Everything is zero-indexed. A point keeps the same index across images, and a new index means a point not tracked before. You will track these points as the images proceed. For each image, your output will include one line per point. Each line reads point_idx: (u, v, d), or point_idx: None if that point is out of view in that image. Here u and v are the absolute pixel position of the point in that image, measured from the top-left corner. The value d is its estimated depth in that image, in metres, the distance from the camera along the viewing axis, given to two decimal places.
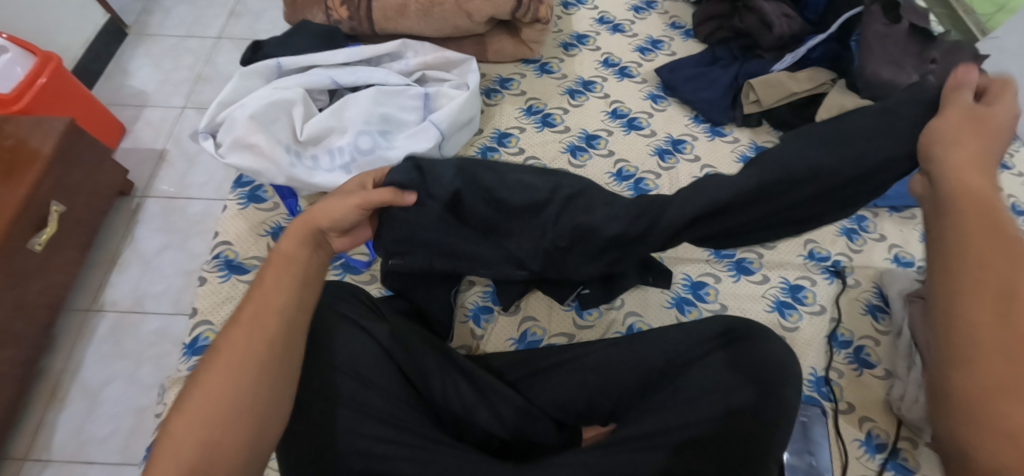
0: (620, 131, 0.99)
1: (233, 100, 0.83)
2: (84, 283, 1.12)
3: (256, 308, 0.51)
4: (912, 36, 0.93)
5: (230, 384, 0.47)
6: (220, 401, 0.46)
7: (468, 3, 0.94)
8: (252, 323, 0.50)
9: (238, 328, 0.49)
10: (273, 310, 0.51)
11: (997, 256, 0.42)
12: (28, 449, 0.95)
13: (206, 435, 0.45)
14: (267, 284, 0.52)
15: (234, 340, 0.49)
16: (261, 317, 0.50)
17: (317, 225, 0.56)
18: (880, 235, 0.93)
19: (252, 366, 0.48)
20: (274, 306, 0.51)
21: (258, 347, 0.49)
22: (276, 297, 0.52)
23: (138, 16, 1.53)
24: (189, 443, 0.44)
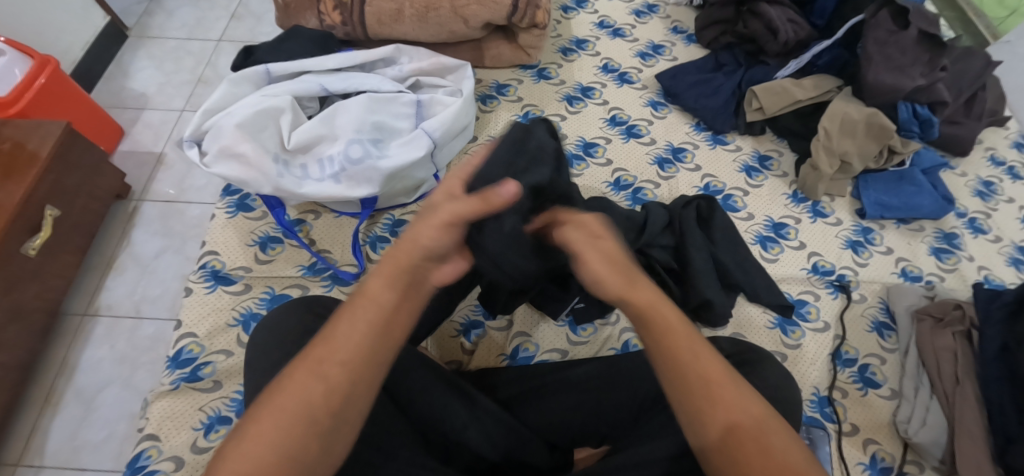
0: (619, 138, 0.97)
1: (220, 107, 0.81)
2: (79, 286, 1.11)
3: (334, 348, 0.46)
4: (920, 42, 0.91)
5: (285, 429, 0.43)
6: (309, 408, 0.44)
7: (465, 7, 0.92)
8: (322, 368, 0.45)
9: (302, 368, 0.45)
10: (342, 358, 0.45)
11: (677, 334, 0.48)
12: (21, 455, 0.94)
13: (290, 440, 0.42)
14: (352, 320, 0.47)
15: (299, 384, 0.44)
16: (330, 360, 0.45)
17: (421, 255, 0.49)
18: (887, 248, 0.90)
19: (307, 413, 0.43)
20: (351, 351, 0.46)
21: (317, 396, 0.44)
22: (352, 340, 0.46)
23: (138, 18, 1.52)
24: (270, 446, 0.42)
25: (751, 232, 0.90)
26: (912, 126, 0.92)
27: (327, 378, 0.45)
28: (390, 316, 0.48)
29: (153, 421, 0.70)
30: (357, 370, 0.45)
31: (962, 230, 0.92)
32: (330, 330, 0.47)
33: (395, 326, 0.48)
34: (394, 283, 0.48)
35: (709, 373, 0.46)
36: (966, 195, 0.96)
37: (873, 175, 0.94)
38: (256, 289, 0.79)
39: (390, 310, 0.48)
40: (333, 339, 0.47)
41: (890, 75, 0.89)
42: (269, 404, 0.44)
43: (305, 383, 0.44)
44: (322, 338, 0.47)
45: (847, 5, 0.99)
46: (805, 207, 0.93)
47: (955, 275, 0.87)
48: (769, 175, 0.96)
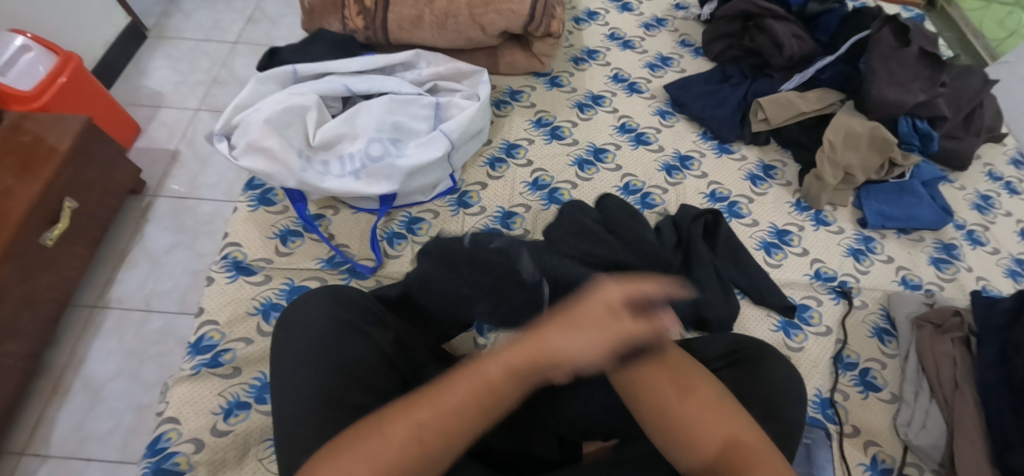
0: (628, 145, 1.00)
1: (248, 104, 0.84)
2: (92, 278, 1.13)
3: (432, 407, 0.47)
4: (921, 59, 0.95)
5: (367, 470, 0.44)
6: (407, 459, 0.44)
7: (482, 16, 0.96)
8: (416, 423, 0.46)
9: (402, 414, 0.46)
10: (433, 413, 0.46)
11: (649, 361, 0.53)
12: (28, 443, 0.96)
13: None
14: (464, 385, 0.48)
15: (390, 433, 0.45)
16: (425, 415, 0.46)
17: (553, 345, 0.48)
18: (888, 257, 0.93)
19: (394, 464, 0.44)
20: (449, 414, 0.46)
21: (406, 454, 0.45)
22: (451, 400, 0.47)
23: (158, 19, 1.56)
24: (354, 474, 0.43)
25: (755, 238, 0.92)
26: (913, 140, 0.96)
27: (422, 440, 0.45)
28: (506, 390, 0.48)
29: (173, 404, 0.72)
30: (449, 429, 0.46)
31: (961, 242, 0.95)
32: (430, 390, 0.48)
33: (503, 397, 0.48)
34: (522, 359, 0.48)
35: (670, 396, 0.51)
36: (965, 208, 0.99)
37: (875, 186, 0.97)
38: (275, 281, 0.82)
39: (513, 379, 0.48)
40: (430, 400, 0.47)
41: (891, 91, 0.93)
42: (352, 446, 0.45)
43: (393, 432, 0.45)
44: (418, 395, 0.48)
45: (850, 23, 1.03)
46: (809, 215, 0.96)
47: (954, 284, 0.90)
48: (773, 184, 0.99)
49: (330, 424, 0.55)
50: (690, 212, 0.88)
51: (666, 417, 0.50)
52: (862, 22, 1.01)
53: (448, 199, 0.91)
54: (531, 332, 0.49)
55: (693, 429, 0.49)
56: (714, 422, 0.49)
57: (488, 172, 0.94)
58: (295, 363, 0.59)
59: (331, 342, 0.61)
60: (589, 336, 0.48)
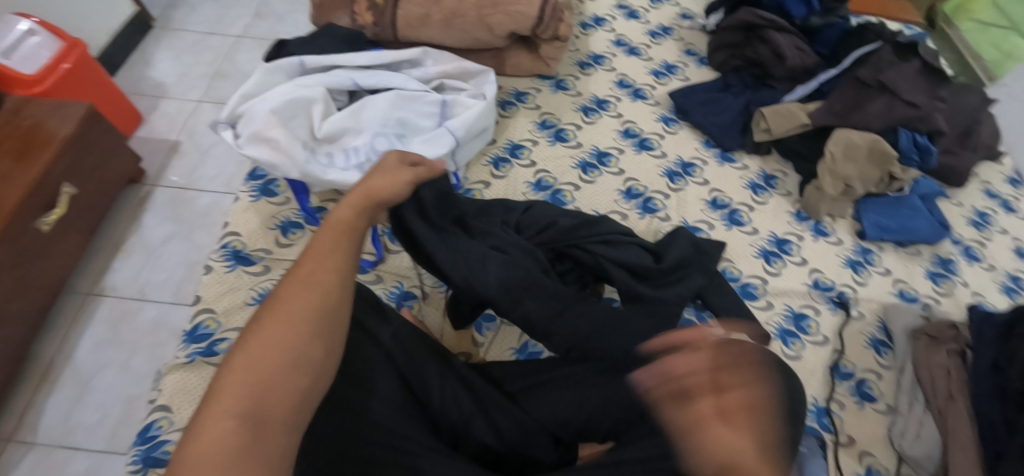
0: (631, 150, 1.00)
1: (255, 94, 0.84)
2: (87, 267, 1.12)
3: (302, 295, 0.47)
4: (923, 75, 0.95)
5: (288, 328, 0.46)
6: (311, 302, 0.47)
7: (490, 17, 0.96)
8: (290, 311, 0.46)
9: (293, 279, 0.48)
10: (314, 276, 0.49)
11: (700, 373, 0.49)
12: (14, 430, 0.94)
13: (297, 319, 0.46)
14: (313, 260, 0.50)
15: (268, 330, 0.45)
16: (293, 312, 0.46)
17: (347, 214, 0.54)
18: (885, 269, 0.93)
19: (280, 367, 0.44)
20: (311, 298, 0.47)
21: (305, 322, 0.46)
22: (314, 275, 0.49)
23: (164, 11, 1.56)
24: (281, 321, 0.46)
25: (755, 246, 0.93)
26: (912, 154, 0.95)
27: (303, 318, 0.46)
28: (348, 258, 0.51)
29: (165, 393, 0.72)
30: (318, 315, 0.47)
31: (957, 257, 0.96)
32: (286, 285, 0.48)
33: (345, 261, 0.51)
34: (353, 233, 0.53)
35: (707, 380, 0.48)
36: (963, 224, 1.00)
37: (874, 199, 0.97)
38: (274, 271, 0.81)
39: (351, 256, 0.52)
40: (289, 292, 0.48)
41: (891, 102, 0.95)
42: (232, 373, 0.43)
43: (272, 327, 0.46)
44: (280, 291, 0.48)
45: (853, 38, 1.04)
46: (808, 225, 0.96)
47: (950, 299, 0.90)
48: (774, 193, 0.99)
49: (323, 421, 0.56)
50: (690, 240, 0.85)
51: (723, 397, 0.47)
52: (864, 37, 1.03)
53: None
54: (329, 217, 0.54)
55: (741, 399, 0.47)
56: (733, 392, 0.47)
57: (491, 172, 0.94)
58: None
59: None
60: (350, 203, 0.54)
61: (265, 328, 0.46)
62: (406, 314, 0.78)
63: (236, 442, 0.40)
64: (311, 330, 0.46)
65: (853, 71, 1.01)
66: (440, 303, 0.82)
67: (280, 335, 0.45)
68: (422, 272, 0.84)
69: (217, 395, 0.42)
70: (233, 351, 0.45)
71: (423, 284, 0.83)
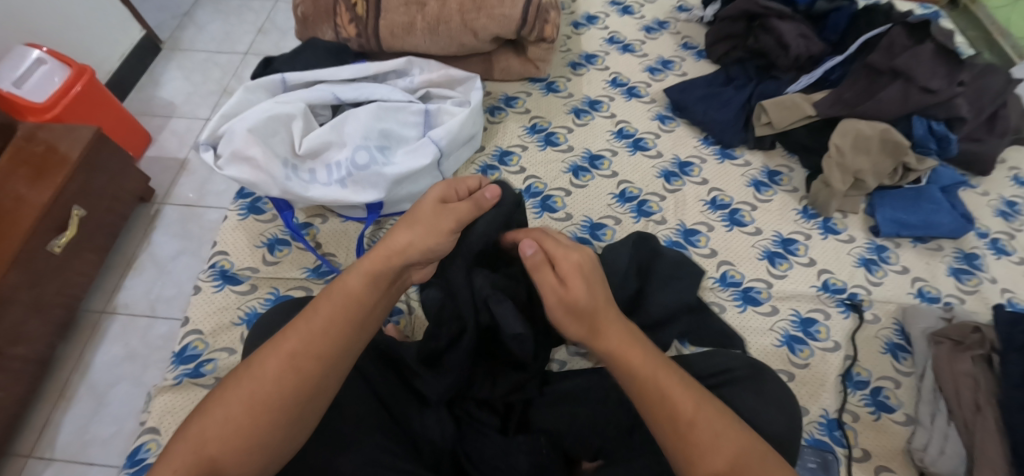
0: (625, 151, 0.97)
1: (236, 113, 0.84)
2: (101, 284, 1.15)
3: (279, 375, 0.48)
4: (939, 57, 0.89)
5: (253, 406, 0.47)
6: (284, 386, 0.48)
7: (474, 21, 0.94)
8: (262, 390, 0.47)
9: (274, 353, 0.49)
10: (292, 359, 0.49)
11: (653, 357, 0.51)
12: (33, 447, 0.97)
13: (266, 400, 0.47)
14: (300, 338, 0.50)
15: (236, 400, 0.47)
16: (265, 394, 0.47)
17: (353, 285, 0.53)
18: (902, 267, 0.87)
19: (240, 445, 0.46)
20: (285, 383, 0.48)
21: (279, 397, 0.47)
22: (292, 354, 0.49)
23: (171, 32, 1.59)
24: (248, 394, 0.47)
25: (759, 247, 0.88)
26: (929, 143, 0.89)
27: (270, 400, 0.47)
28: (338, 344, 0.50)
29: (155, 414, 0.72)
30: (286, 399, 0.47)
31: (984, 251, 0.89)
32: (269, 353, 0.49)
33: (337, 347, 0.50)
34: (356, 316, 0.52)
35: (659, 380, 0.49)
36: (989, 214, 0.93)
37: (888, 192, 0.91)
38: (261, 290, 0.81)
39: (341, 332, 0.51)
40: (265, 363, 0.49)
41: (906, 88, 0.88)
42: (192, 432, 0.46)
43: (240, 399, 0.47)
44: (262, 357, 0.49)
45: (860, 22, 0.99)
46: (817, 223, 0.91)
47: (976, 297, 0.84)
48: (779, 190, 0.94)
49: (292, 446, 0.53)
50: (687, 299, 0.77)
51: (675, 416, 0.47)
52: (874, 19, 0.97)
53: None
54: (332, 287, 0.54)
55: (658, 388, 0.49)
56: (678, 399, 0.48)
57: None
58: None
59: None
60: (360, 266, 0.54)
61: (236, 392, 0.48)
62: (391, 331, 0.76)
63: None
64: (281, 415, 0.47)
65: (862, 57, 0.95)
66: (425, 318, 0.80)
67: (249, 410, 0.47)
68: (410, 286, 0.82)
69: (169, 455, 0.45)
70: (209, 405, 0.48)
71: (410, 298, 0.82)
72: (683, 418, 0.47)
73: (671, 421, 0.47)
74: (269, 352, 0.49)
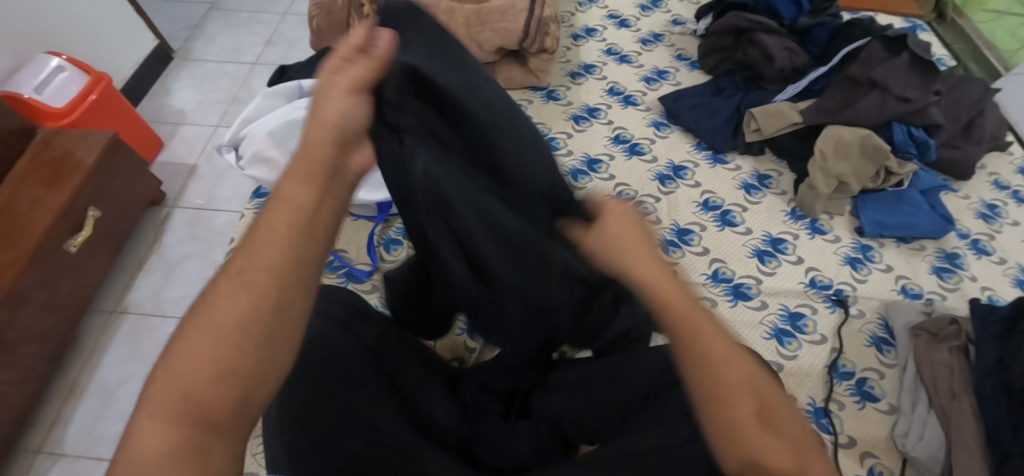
0: (622, 156, 1.02)
1: (256, 117, 0.89)
2: (111, 284, 1.19)
3: (241, 293, 0.38)
4: (915, 67, 0.95)
5: (228, 328, 0.37)
6: (258, 303, 0.38)
7: (479, 34, 1.00)
8: (234, 313, 0.38)
9: (228, 277, 0.39)
10: (264, 272, 0.39)
11: (703, 319, 0.40)
12: (42, 442, 1.00)
13: (241, 323, 0.37)
14: (258, 249, 0.40)
15: (204, 332, 0.37)
16: (235, 313, 0.38)
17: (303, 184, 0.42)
18: (887, 266, 0.91)
19: (218, 375, 0.36)
20: (257, 293, 0.38)
21: (248, 310, 0.38)
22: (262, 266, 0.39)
23: (182, 42, 1.66)
24: (221, 320, 0.37)
25: (749, 246, 0.93)
26: (909, 148, 0.94)
27: (252, 318, 0.38)
28: (297, 255, 0.40)
29: None
30: (249, 327, 0.38)
31: (964, 251, 0.93)
32: (224, 279, 0.39)
33: (311, 252, 0.41)
34: (304, 218, 0.41)
35: (700, 322, 0.40)
36: (969, 217, 0.98)
37: (872, 195, 0.96)
38: None
39: (309, 232, 0.41)
40: (223, 288, 0.39)
41: (883, 97, 0.94)
42: (163, 383, 0.36)
43: (205, 334, 0.37)
44: (218, 282, 0.39)
45: (842, 36, 1.05)
46: (804, 224, 0.95)
47: (957, 294, 0.88)
48: (768, 193, 0.99)
49: (308, 415, 0.55)
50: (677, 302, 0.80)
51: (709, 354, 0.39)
52: (852, 34, 1.03)
53: None
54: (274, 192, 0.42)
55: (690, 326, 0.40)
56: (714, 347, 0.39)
57: None
58: None
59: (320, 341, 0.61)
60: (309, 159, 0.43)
61: (197, 329, 0.37)
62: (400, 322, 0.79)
63: (169, 461, 0.33)
64: (257, 332, 0.38)
65: (843, 69, 1.01)
66: None
67: (224, 335, 0.37)
68: None
69: (146, 417, 0.35)
70: (165, 356, 0.37)
71: None
72: (712, 359, 0.39)
73: (698, 352, 0.39)
74: (224, 278, 0.39)
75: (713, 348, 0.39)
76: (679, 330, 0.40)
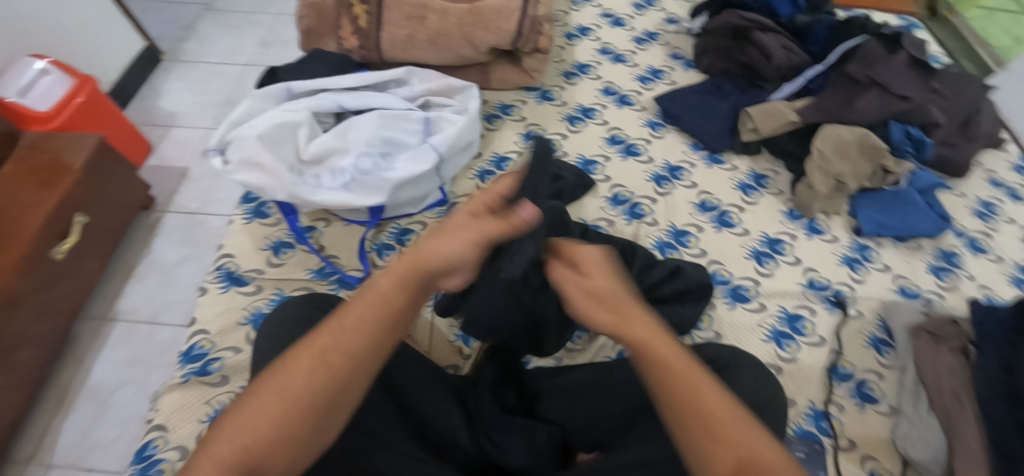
0: (618, 157, 1.01)
1: (244, 121, 0.88)
2: (102, 290, 1.17)
3: (312, 372, 0.46)
4: (912, 66, 0.94)
5: (290, 402, 0.46)
6: (324, 388, 0.46)
7: (472, 33, 0.99)
8: (305, 389, 0.46)
9: (307, 352, 0.47)
10: (336, 360, 0.47)
11: (700, 385, 0.46)
12: (32, 452, 0.98)
13: (308, 399, 0.46)
14: (330, 334, 0.48)
15: (267, 406, 0.45)
16: (298, 389, 0.46)
17: (393, 290, 0.49)
18: (884, 266, 0.91)
19: (269, 436, 0.45)
20: (323, 376, 0.46)
21: (314, 386, 0.46)
22: (344, 352, 0.47)
23: (171, 43, 1.63)
24: (294, 392, 0.46)
25: (746, 247, 0.91)
26: (906, 147, 0.93)
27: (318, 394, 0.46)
28: (376, 341, 0.49)
29: (163, 412, 0.73)
30: (314, 401, 0.46)
31: (961, 250, 0.92)
32: (299, 354, 0.47)
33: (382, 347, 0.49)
34: (383, 313, 0.49)
35: (692, 383, 0.46)
36: (966, 215, 0.97)
37: (870, 194, 0.95)
38: (267, 291, 0.84)
39: (385, 328, 0.49)
40: (298, 365, 0.47)
41: (883, 96, 0.94)
42: (219, 434, 0.45)
43: (268, 402, 0.46)
44: (303, 346, 0.48)
45: (839, 34, 1.04)
46: (801, 224, 0.95)
47: (955, 293, 0.87)
48: (765, 193, 0.98)
49: None
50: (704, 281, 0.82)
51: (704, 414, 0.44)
52: (850, 31, 1.03)
53: (437, 211, 0.93)
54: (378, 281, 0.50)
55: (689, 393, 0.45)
56: (706, 402, 0.45)
57: (477, 184, 0.96)
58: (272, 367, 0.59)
59: None
60: (460, 238, 0.50)
61: (267, 391, 0.46)
62: (394, 330, 0.78)
63: None
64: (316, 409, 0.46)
65: (841, 67, 1.00)
66: (427, 317, 0.82)
67: (288, 405, 0.46)
68: None
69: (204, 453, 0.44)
70: (241, 404, 0.47)
71: None
72: (698, 418, 0.44)
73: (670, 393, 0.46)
74: (302, 353, 0.47)
75: (706, 404, 0.45)
76: (669, 394, 0.46)
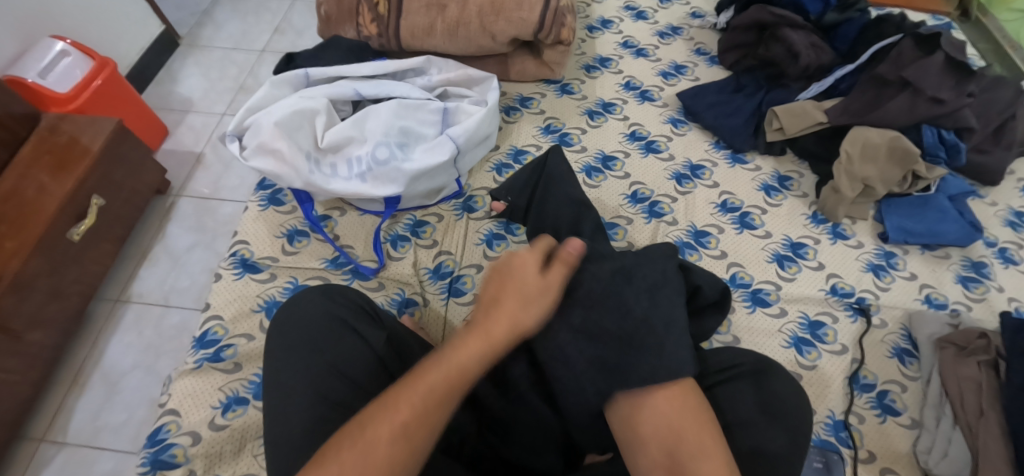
0: (638, 154, 0.99)
1: (261, 107, 0.87)
2: (116, 273, 1.17)
3: (397, 420, 0.49)
4: (949, 69, 0.91)
5: (376, 450, 0.47)
6: (412, 437, 0.49)
7: (493, 24, 0.97)
8: (399, 422, 0.49)
9: (398, 394, 0.51)
10: (414, 406, 0.50)
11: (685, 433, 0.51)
12: (45, 431, 0.98)
13: (397, 442, 0.48)
14: (420, 389, 0.51)
15: (362, 441, 0.48)
16: (382, 440, 0.48)
17: (502, 333, 0.55)
18: (911, 274, 0.88)
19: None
20: (401, 429, 0.49)
21: (395, 450, 0.48)
22: (428, 392, 0.51)
23: (189, 28, 1.63)
24: (385, 433, 0.48)
25: (768, 250, 0.89)
26: (938, 152, 0.91)
27: (408, 436, 0.49)
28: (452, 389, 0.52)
29: (175, 397, 0.73)
30: (398, 451, 0.48)
31: (991, 260, 0.89)
32: (387, 400, 0.50)
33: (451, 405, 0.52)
34: (461, 374, 0.52)
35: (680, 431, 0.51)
36: (997, 224, 0.94)
37: (896, 200, 0.92)
38: (280, 279, 0.83)
39: (462, 369, 0.53)
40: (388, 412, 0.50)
41: (914, 99, 0.90)
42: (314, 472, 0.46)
43: (377, 431, 0.48)
44: (397, 395, 0.51)
45: (871, 32, 1.01)
46: (825, 228, 0.92)
47: (983, 305, 0.85)
48: (789, 195, 0.95)
49: (319, 423, 0.54)
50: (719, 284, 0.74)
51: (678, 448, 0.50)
52: (883, 31, 0.99)
53: (453, 203, 0.91)
54: (492, 327, 0.55)
55: (678, 437, 0.51)
56: (690, 441, 0.50)
57: (494, 177, 0.94)
58: (291, 367, 0.58)
59: (327, 345, 0.60)
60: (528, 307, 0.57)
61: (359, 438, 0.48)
62: (406, 322, 0.77)
63: None
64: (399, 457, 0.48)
65: (871, 67, 0.97)
66: (439, 310, 0.80)
67: (378, 449, 0.48)
68: (425, 279, 0.83)
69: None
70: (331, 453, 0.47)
71: (425, 291, 0.82)
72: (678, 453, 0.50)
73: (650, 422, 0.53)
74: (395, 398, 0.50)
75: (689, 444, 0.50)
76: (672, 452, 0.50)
